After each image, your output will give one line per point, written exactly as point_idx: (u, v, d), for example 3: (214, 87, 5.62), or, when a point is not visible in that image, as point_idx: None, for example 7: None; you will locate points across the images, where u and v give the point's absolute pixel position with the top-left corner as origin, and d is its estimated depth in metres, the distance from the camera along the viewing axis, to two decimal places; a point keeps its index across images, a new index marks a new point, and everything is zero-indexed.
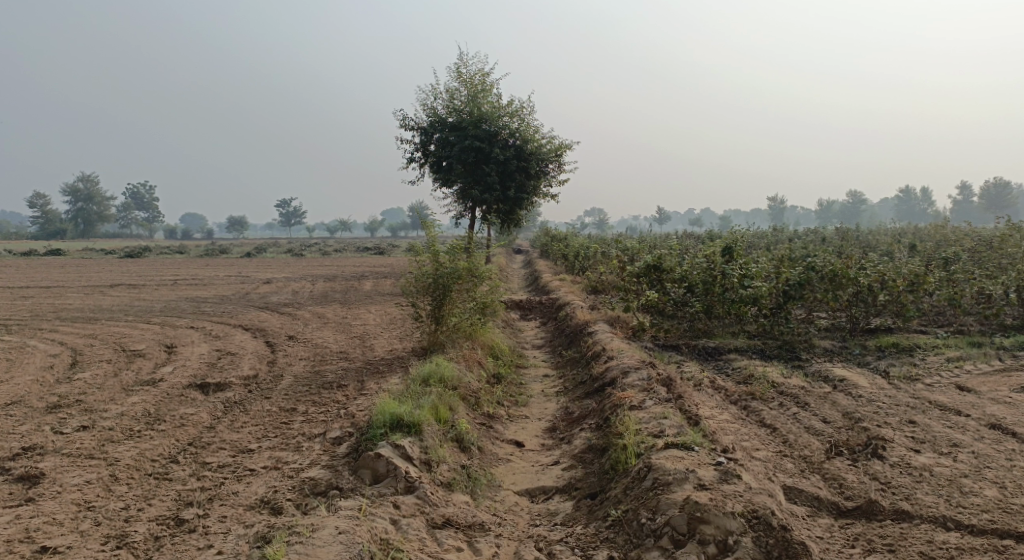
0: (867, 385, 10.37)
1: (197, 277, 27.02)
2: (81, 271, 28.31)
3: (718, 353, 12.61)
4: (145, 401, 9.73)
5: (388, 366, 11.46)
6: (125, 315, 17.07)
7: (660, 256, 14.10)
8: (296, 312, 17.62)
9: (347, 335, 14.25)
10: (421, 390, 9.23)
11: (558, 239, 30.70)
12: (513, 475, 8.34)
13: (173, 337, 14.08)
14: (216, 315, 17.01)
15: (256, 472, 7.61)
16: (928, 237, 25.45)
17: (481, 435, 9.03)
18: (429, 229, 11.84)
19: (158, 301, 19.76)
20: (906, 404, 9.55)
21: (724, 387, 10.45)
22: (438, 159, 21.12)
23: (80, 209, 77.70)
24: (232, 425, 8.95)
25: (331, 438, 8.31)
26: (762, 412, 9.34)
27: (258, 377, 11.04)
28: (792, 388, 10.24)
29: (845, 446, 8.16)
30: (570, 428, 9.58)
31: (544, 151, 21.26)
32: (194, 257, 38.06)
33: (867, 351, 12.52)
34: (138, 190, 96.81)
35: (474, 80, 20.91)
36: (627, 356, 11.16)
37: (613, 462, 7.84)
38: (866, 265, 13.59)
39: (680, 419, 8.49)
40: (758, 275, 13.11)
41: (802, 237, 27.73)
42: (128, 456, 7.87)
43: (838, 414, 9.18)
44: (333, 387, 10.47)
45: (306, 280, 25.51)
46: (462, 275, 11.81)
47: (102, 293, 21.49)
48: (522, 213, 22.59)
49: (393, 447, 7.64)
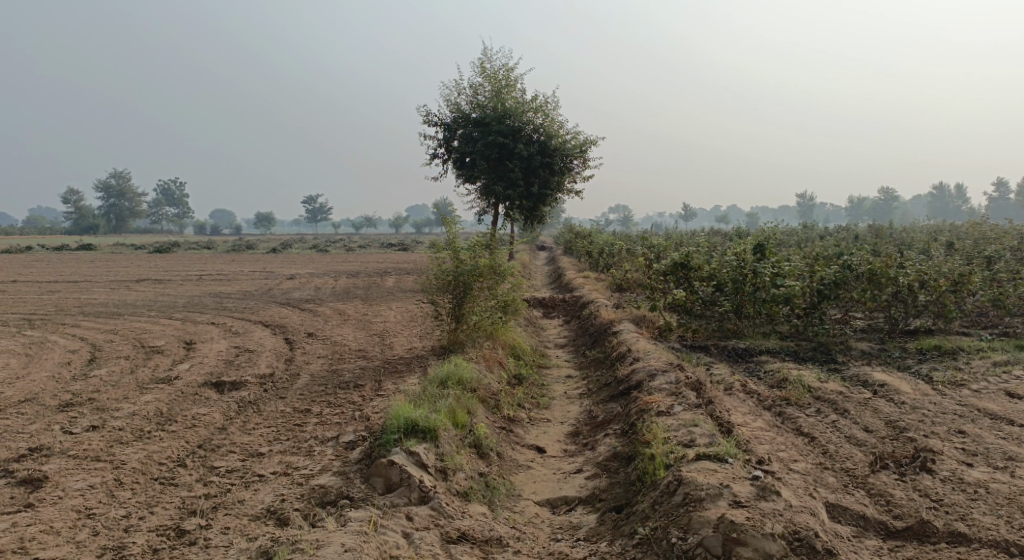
0: (909, 391, 9.82)
1: (222, 272, 26.88)
2: (108, 266, 28.38)
3: (749, 355, 12.11)
4: (156, 400, 9.44)
5: (407, 366, 11.09)
6: (147, 310, 16.90)
7: (688, 254, 13.60)
8: (317, 309, 17.32)
9: (367, 333, 13.91)
10: (439, 392, 8.83)
11: (582, 235, 30.29)
12: (534, 484, 7.93)
13: (192, 333, 13.84)
14: (238, 311, 16.79)
15: (265, 479, 7.27)
16: (965, 235, 24.61)
17: (501, 440, 8.64)
18: (450, 225, 11.47)
19: (180, 296, 19.60)
20: (953, 412, 9.00)
21: (757, 391, 9.95)
22: (462, 154, 20.72)
23: (111, 204, 78.48)
24: (244, 426, 8.62)
25: (345, 442, 7.96)
26: (798, 420, 8.84)
27: (274, 376, 10.71)
28: (829, 393, 9.71)
29: (890, 458, 7.65)
30: (594, 433, 9.14)
31: (569, 146, 20.80)
32: (220, 253, 38.13)
33: (907, 354, 11.92)
34: (166, 187, 97.94)
35: (498, 74, 20.52)
36: (654, 358, 10.67)
37: (640, 473, 7.42)
38: (906, 263, 12.97)
39: (712, 426, 8.01)
40: (791, 274, 12.52)
41: (834, 235, 26.99)
42: (135, 459, 7.57)
43: (881, 423, 8.65)
44: (349, 387, 10.13)
45: (328, 276, 25.25)
46: (483, 273, 11.41)
47: (127, 287, 21.42)
48: (547, 209, 22.14)
49: (407, 454, 7.26)
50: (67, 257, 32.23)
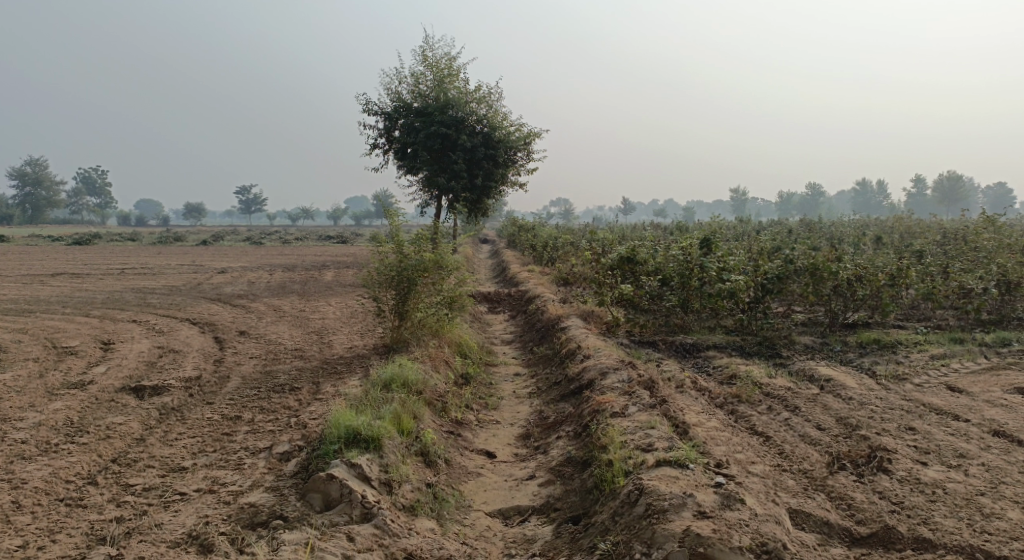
0: (856, 385, 9.57)
1: (146, 265, 25.56)
2: (22, 259, 26.78)
3: (697, 350, 11.86)
4: (67, 408, 8.67)
5: (347, 367, 10.50)
6: (63, 306, 15.81)
7: (634, 248, 13.28)
8: (250, 304, 16.50)
9: (304, 331, 13.24)
10: (382, 395, 8.29)
11: (524, 228, 29.87)
12: (485, 492, 7.50)
13: (112, 332, 12.94)
14: (163, 308, 15.85)
15: (187, 497, 6.79)
16: (892, 229, 24.99)
17: (449, 446, 8.16)
18: (392, 217, 10.91)
19: (101, 292, 18.47)
20: (901, 408, 8.74)
21: (708, 388, 9.58)
22: (403, 145, 20.08)
23: (29, 194, 74.88)
24: (164, 437, 8.00)
25: (278, 453, 7.42)
26: (752, 418, 8.48)
27: (201, 379, 9.98)
28: (779, 389, 9.41)
29: (847, 458, 7.44)
30: (545, 435, 8.75)
31: (513, 138, 20.34)
32: (147, 245, 36.53)
33: (849, 348, 11.81)
34: (89, 175, 93.98)
35: (440, 63, 19.86)
36: (605, 356, 10.29)
37: (597, 480, 7.08)
38: (845, 257, 12.82)
39: (669, 429, 7.68)
40: (736, 268, 12.22)
41: (768, 229, 27.17)
42: (38, 477, 7.05)
43: (833, 420, 8.34)
44: (284, 390, 9.51)
45: (262, 270, 24.31)
46: (428, 268, 10.89)
47: (43, 282, 20.14)
48: (490, 202, 21.63)
49: (348, 467, 6.77)
50: None
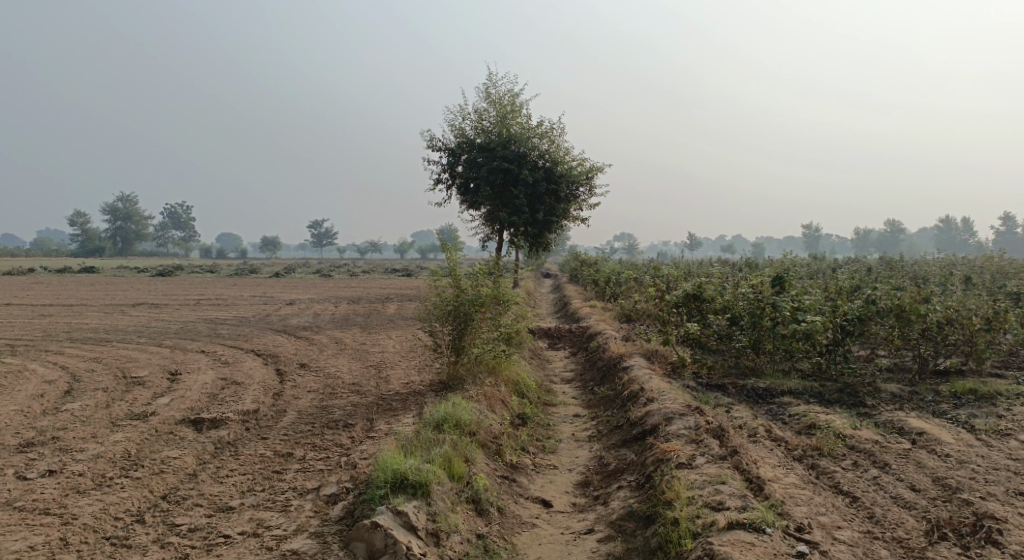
0: (952, 441, 8.75)
1: (219, 296, 26.00)
2: (105, 289, 27.64)
3: (770, 395, 11.18)
4: (126, 440, 8.58)
5: (402, 404, 10.20)
6: (137, 336, 16.06)
7: (701, 285, 12.70)
8: (313, 337, 16.46)
9: (363, 364, 13.05)
10: (433, 436, 7.93)
11: (587, 263, 29.40)
12: (539, 545, 7.06)
13: (179, 362, 12.98)
14: (230, 339, 15.95)
15: (231, 540, 6.55)
16: (981, 268, 23.54)
17: (503, 492, 7.75)
18: (451, 251, 10.61)
19: (174, 323, 18.73)
20: (1006, 469, 7.93)
21: (784, 439, 8.90)
22: (466, 180, 20.03)
23: (118, 227, 78.15)
24: (216, 473, 7.79)
25: (326, 495, 7.15)
26: (835, 474, 7.80)
27: (259, 413, 9.81)
28: (864, 443, 8.67)
29: (948, 527, 6.74)
30: (605, 484, 8.25)
31: (575, 173, 20.02)
32: (222, 277, 37.38)
33: (941, 398, 10.91)
34: (173, 210, 97.77)
35: (504, 100, 19.81)
36: (670, 400, 9.72)
37: (662, 540, 6.62)
38: (934, 299, 11.96)
39: (741, 484, 7.10)
40: (813, 308, 11.49)
41: (843, 267, 26.05)
42: (88, 513, 6.90)
43: (928, 480, 7.62)
44: (338, 426, 9.27)
45: (328, 302, 24.44)
46: (485, 303, 10.57)
47: (121, 312, 20.61)
48: (552, 236, 21.29)
49: (395, 514, 6.49)
50: (66, 280, 31.53)
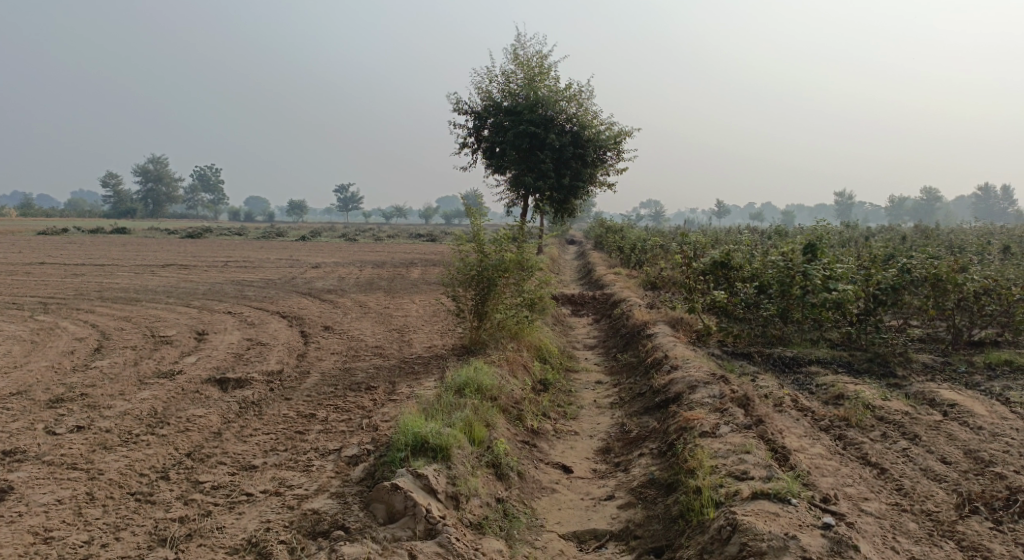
0: (985, 413, 8.55)
1: (247, 259, 26.18)
2: (137, 250, 27.94)
3: (797, 365, 11.01)
4: (154, 398, 8.64)
5: (424, 367, 10.18)
6: (167, 296, 16.20)
7: (728, 252, 12.50)
8: (338, 300, 16.49)
9: (387, 328, 13.04)
10: (454, 400, 7.89)
11: (613, 229, 29.14)
12: (559, 511, 7.02)
13: (206, 322, 13.06)
14: (257, 300, 16.04)
15: (253, 499, 6.57)
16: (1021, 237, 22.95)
17: (523, 457, 7.71)
18: (475, 217, 10.49)
19: (203, 283, 18.89)
20: None
21: (811, 409, 8.74)
22: (492, 144, 19.85)
23: (148, 190, 78.91)
24: (240, 433, 7.82)
25: (347, 456, 7.15)
26: (863, 446, 7.66)
27: (283, 374, 9.83)
28: (894, 414, 8.49)
29: (980, 500, 6.59)
30: (626, 451, 8.17)
31: (603, 137, 19.72)
32: (251, 239, 37.66)
33: (975, 370, 10.67)
34: (202, 172, 98.46)
35: (532, 62, 19.50)
36: (694, 368, 9.59)
37: (684, 509, 6.55)
38: (972, 268, 11.63)
39: (766, 454, 6.99)
40: (844, 277, 11.24)
41: (876, 235, 25.56)
42: (114, 469, 6.96)
43: (959, 452, 7.44)
44: (361, 389, 9.27)
45: (353, 266, 24.50)
46: (509, 268, 10.47)
47: (152, 272, 20.83)
48: (578, 202, 21.07)
49: (414, 477, 6.47)
50: (98, 241, 31.92)
